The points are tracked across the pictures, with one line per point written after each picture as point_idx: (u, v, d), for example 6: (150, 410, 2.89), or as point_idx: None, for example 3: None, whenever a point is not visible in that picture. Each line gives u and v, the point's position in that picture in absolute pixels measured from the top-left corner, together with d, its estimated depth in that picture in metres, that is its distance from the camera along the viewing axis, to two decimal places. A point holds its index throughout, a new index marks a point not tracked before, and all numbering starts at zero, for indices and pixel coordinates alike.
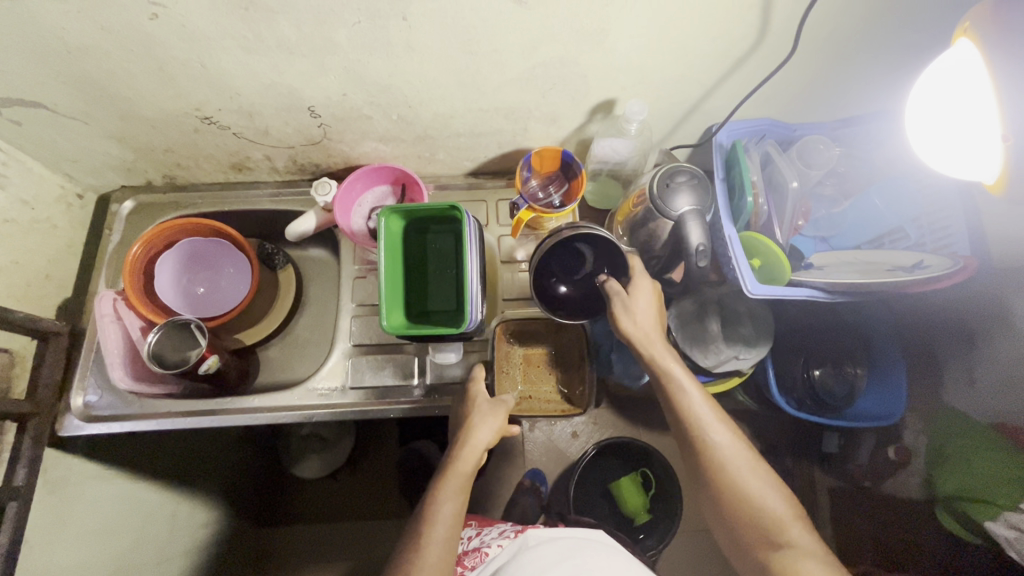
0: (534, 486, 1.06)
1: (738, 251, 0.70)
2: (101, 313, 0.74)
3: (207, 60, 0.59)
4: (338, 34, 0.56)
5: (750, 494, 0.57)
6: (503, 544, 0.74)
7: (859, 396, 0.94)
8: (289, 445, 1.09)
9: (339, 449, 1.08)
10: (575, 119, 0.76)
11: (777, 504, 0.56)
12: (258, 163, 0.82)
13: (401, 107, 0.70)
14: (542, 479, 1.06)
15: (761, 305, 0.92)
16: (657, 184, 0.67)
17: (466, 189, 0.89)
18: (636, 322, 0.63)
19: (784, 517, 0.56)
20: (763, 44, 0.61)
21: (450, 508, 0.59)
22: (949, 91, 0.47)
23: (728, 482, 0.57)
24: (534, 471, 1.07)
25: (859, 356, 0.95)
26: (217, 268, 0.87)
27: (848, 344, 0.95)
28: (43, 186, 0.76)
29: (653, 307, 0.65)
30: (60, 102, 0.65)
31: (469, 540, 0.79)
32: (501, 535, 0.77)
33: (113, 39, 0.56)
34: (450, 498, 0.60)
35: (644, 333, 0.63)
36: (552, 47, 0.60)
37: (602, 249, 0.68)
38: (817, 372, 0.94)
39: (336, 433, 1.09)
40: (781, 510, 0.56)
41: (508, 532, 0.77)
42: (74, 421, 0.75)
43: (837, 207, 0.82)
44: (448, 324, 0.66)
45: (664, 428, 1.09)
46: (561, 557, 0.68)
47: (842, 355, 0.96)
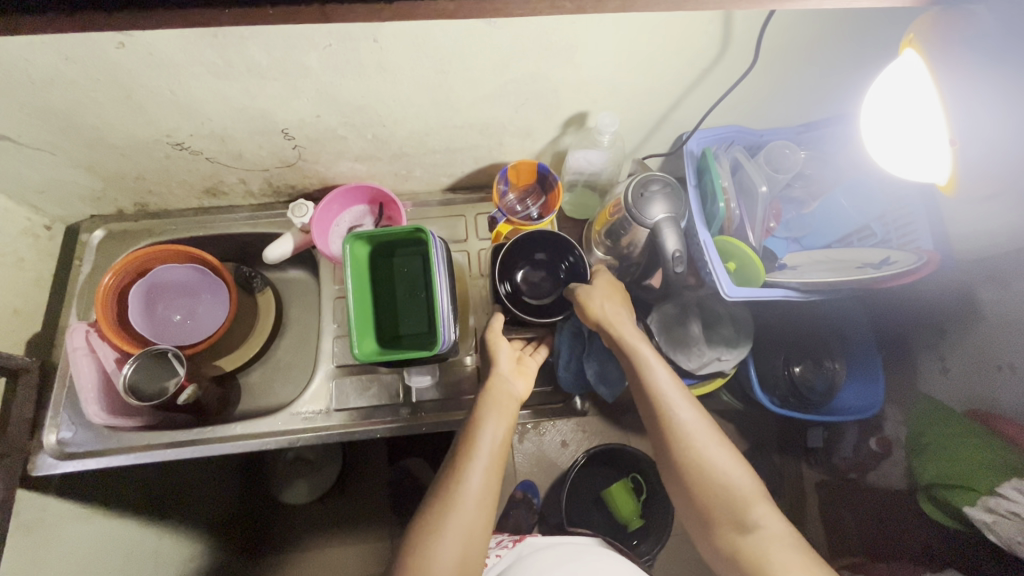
0: (526, 498, 1.05)
1: (713, 254, 0.72)
2: (73, 347, 0.73)
3: (177, 87, 0.59)
4: (309, 58, 0.56)
5: (714, 470, 0.58)
6: (501, 553, 0.75)
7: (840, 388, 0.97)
8: (275, 472, 1.07)
9: (327, 474, 1.07)
10: (549, 133, 0.77)
11: (743, 480, 0.58)
12: (232, 187, 0.81)
13: (376, 127, 0.70)
14: (535, 491, 1.06)
15: (742, 307, 0.93)
16: (631, 194, 0.68)
17: (442, 205, 0.88)
18: (603, 305, 0.68)
19: (750, 494, 0.57)
20: (725, 55, 0.63)
21: (494, 436, 0.62)
22: (903, 97, 0.49)
23: (690, 457, 0.59)
24: (526, 484, 1.06)
25: (837, 351, 0.98)
26: (195, 294, 0.85)
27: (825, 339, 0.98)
28: (9, 219, 0.74)
29: (612, 301, 0.69)
30: (25, 134, 0.64)
31: None
32: (499, 546, 0.77)
33: (78, 69, 0.55)
34: (496, 424, 0.63)
35: (613, 316, 0.68)
36: (522, 63, 0.61)
37: (552, 249, 0.77)
38: (797, 368, 0.97)
39: (324, 458, 1.07)
40: (744, 482, 0.58)
41: (505, 541, 0.78)
42: (47, 460, 0.73)
43: (807, 208, 0.84)
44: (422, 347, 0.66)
45: None
46: (562, 560, 0.69)
47: (820, 350, 0.98)
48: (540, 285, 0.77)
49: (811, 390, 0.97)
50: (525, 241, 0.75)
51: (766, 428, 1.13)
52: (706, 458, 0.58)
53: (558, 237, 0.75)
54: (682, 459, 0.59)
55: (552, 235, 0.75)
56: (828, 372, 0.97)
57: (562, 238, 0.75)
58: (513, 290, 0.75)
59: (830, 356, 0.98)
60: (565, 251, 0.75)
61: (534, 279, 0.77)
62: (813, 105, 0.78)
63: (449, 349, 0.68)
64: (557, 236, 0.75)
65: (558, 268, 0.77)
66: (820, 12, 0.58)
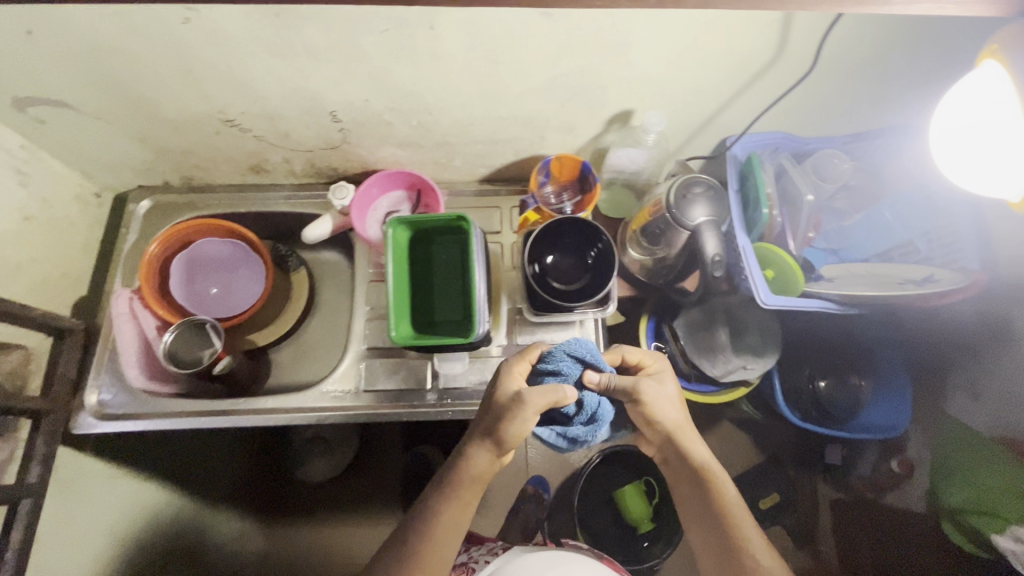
0: (537, 493, 1.08)
1: (753, 262, 0.71)
2: (117, 312, 0.75)
3: (235, 65, 0.60)
4: (365, 41, 0.57)
5: None
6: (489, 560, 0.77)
7: (866, 407, 0.98)
8: (290, 450, 1.12)
9: (341, 454, 1.12)
10: (591, 129, 0.76)
11: None
12: (275, 166, 0.82)
13: (422, 114, 0.71)
14: (545, 487, 1.08)
15: (771, 318, 1.00)
16: (674, 195, 0.67)
17: (477, 195, 0.88)
18: (666, 411, 0.66)
19: None
20: (780, 58, 0.62)
21: (460, 510, 0.62)
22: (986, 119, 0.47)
23: None
24: (538, 478, 1.09)
25: (864, 368, 0.99)
26: (231, 269, 0.87)
27: (849, 355, 1.00)
28: (61, 184, 0.77)
29: (676, 403, 0.67)
30: (85, 102, 0.66)
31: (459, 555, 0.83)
32: (489, 552, 0.80)
33: (144, 42, 0.56)
34: (461, 505, 0.62)
35: (683, 432, 0.67)
36: (573, 57, 0.61)
37: (582, 235, 0.73)
38: (822, 384, 0.99)
39: (339, 437, 1.13)
40: None
41: (496, 549, 0.80)
42: (87, 419, 0.74)
43: (848, 219, 0.82)
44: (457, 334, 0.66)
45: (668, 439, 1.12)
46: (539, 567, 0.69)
47: (847, 366, 1.00)
48: (566, 272, 0.73)
49: (834, 405, 0.98)
50: (557, 227, 0.72)
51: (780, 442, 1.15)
52: None
53: (588, 223, 0.71)
54: None
55: (583, 223, 0.70)
56: (853, 389, 0.99)
57: (590, 223, 0.71)
58: (541, 272, 0.72)
59: (856, 372, 0.99)
60: (593, 238, 0.71)
61: (566, 265, 0.73)
62: (866, 115, 0.76)
63: (482, 339, 0.68)
64: (582, 222, 0.71)
65: (587, 256, 0.73)
66: (881, 18, 0.57)
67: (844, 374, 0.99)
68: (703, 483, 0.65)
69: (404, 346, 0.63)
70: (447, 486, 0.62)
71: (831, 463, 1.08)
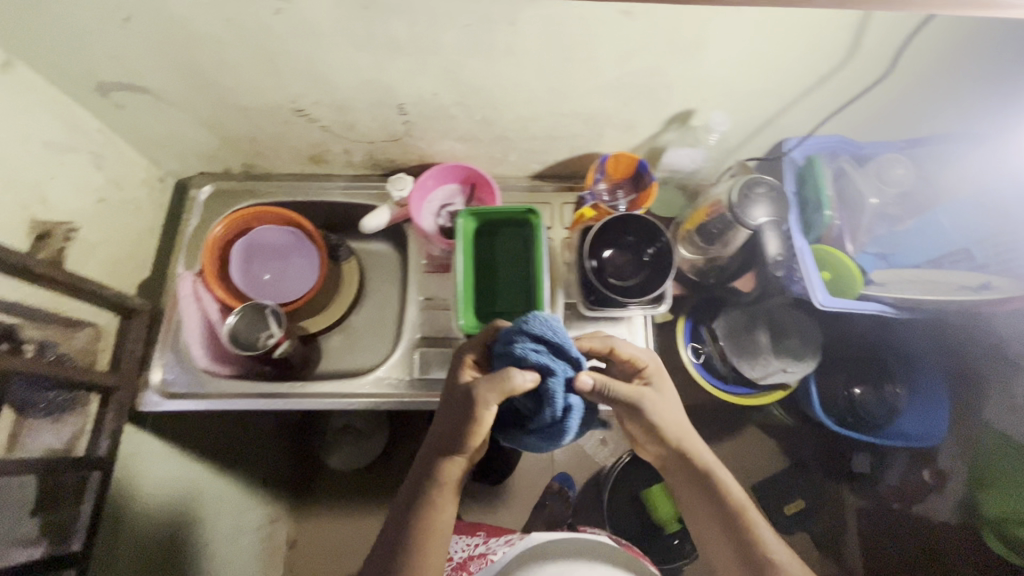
0: (563, 489, 1.11)
1: (810, 264, 0.71)
2: (182, 294, 0.81)
3: (316, 55, 0.62)
4: (445, 35, 0.59)
5: None
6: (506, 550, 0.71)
7: (900, 415, 0.98)
8: (324, 434, 1.16)
9: (372, 443, 1.14)
10: (650, 128, 0.77)
11: None
12: (335, 156, 0.84)
13: (487, 108, 0.72)
14: (570, 483, 1.12)
15: (809, 321, 1.01)
16: (736, 195, 0.68)
17: (529, 190, 0.90)
18: (670, 417, 0.63)
19: None
20: (850, 62, 0.63)
21: (432, 518, 0.57)
22: None
23: None
24: (564, 475, 1.13)
25: (899, 374, 0.99)
26: (286, 257, 0.89)
27: (887, 362, 1.00)
28: (131, 168, 0.79)
29: (679, 409, 0.64)
30: (164, 89, 0.68)
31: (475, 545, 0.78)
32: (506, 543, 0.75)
33: (233, 32, 0.58)
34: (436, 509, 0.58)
35: (688, 440, 0.64)
36: (645, 56, 0.62)
37: (639, 232, 0.73)
38: (858, 391, 1.00)
39: (369, 428, 1.14)
40: None
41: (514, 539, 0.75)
42: (152, 397, 0.77)
43: (899, 225, 0.80)
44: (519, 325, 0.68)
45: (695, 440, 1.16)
46: None
47: (882, 373, 1.00)
48: (621, 268, 0.74)
49: (870, 414, 0.99)
50: (616, 223, 0.73)
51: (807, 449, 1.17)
52: None
53: (646, 220, 0.72)
54: None
55: (642, 221, 0.71)
56: (890, 397, 0.99)
57: (650, 221, 0.72)
58: (599, 267, 0.73)
59: (891, 380, 0.99)
60: (653, 236, 0.72)
61: (621, 261, 0.75)
62: (926, 121, 0.76)
63: None
64: (640, 219, 0.72)
65: (643, 253, 0.74)
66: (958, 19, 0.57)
67: (880, 380, 1.00)
68: (710, 486, 0.63)
69: (469, 335, 0.65)
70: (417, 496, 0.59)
71: (858, 471, 1.12)
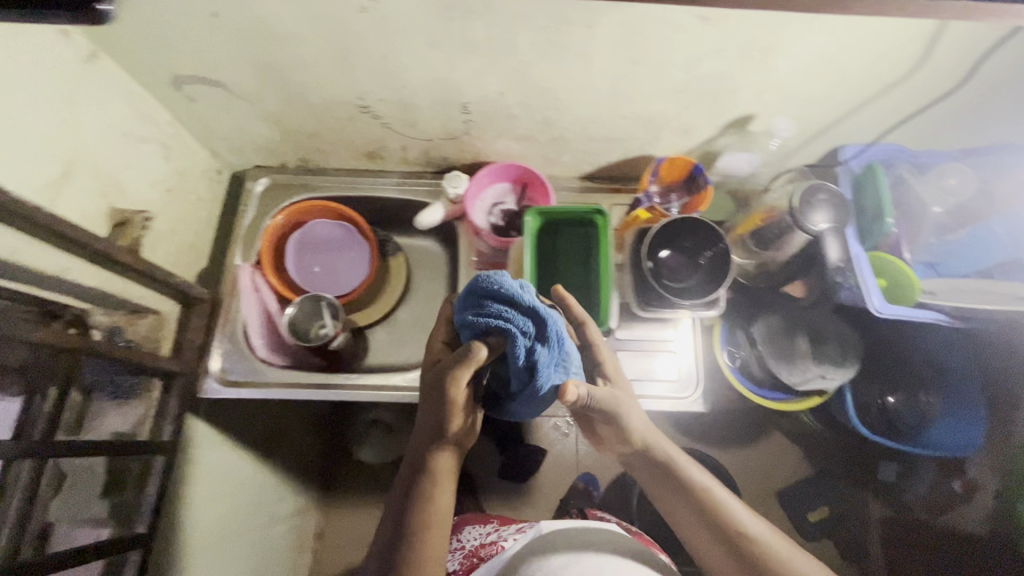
0: (586, 489, 1.18)
1: (865, 271, 0.70)
2: (242, 286, 0.83)
3: (391, 53, 0.63)
4: (522, 36, 0.60)
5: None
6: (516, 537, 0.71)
7: (932, 424, 0.98)
8: (354, 427, 1.20)
9: (400, 439, 1.18)
10: (707, 132, 0.78)
11: None
12: (391, 152, 0.85)
13: (549, 108, 0.73)
14: (595, 483, 1.19)
15: (851, 330, 1.01)
16: (799, 200, 0.69)
17: (578, 191, 0.91)
18: (637, 414, 0.63)
19: None
20: (919, 70, 0.63)
21: (428, 509, 0.56)
22: None
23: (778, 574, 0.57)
24: (588, 475, 1.19)
25: (931, 384, 1.00)
26: (335, 250, 0.89)
27: (922, 371, 1.01)
28: (193, 159, 0.81)
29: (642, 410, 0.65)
30: (237, 83, 0.69)
31: (489, 534, 0.78)
32: (517, 531, 0.74)
33: (314, 28, 0.59)
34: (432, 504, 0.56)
35: (649, 437, 0.63)
36: (715, 61, 0.63)
37: (698, 235, 0.74)
38: (891, 399, 1.01)
39: (399, 424, 1.18)
40: None
41: (525, 527, 0.75)
42: (212, 384, 0.78)
43: (950, 234, 0.77)
44: None
45: (719, 443, 1.21)
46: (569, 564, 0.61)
47: (914, 382, 1.01)
48: (678, 270, 0.75)
49: (901, 420, 1.00)
50: (674, 227, 0.73)
51: (828, 454, 1.20)
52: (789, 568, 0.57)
53: (704, 225, 0.72)
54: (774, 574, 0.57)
55: (700, 225, 0.71)
56: (921, 406, 1.00)
57: (708, 226, 0.72)
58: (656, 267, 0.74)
59: (925, 389, 1.00)
60: (712, 242, 0.72)
61: (679, 263, 0.75)
62: (982, 131, 0.76)
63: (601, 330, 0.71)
64: (697, 223, 0.72)
65: (700, 257, 0.74)
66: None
67: (913, 390, 1.00)
68: (688, 491, 0.62)
69: None
70: (407, 493, 0.57)
71: (886, 479, 1.15)
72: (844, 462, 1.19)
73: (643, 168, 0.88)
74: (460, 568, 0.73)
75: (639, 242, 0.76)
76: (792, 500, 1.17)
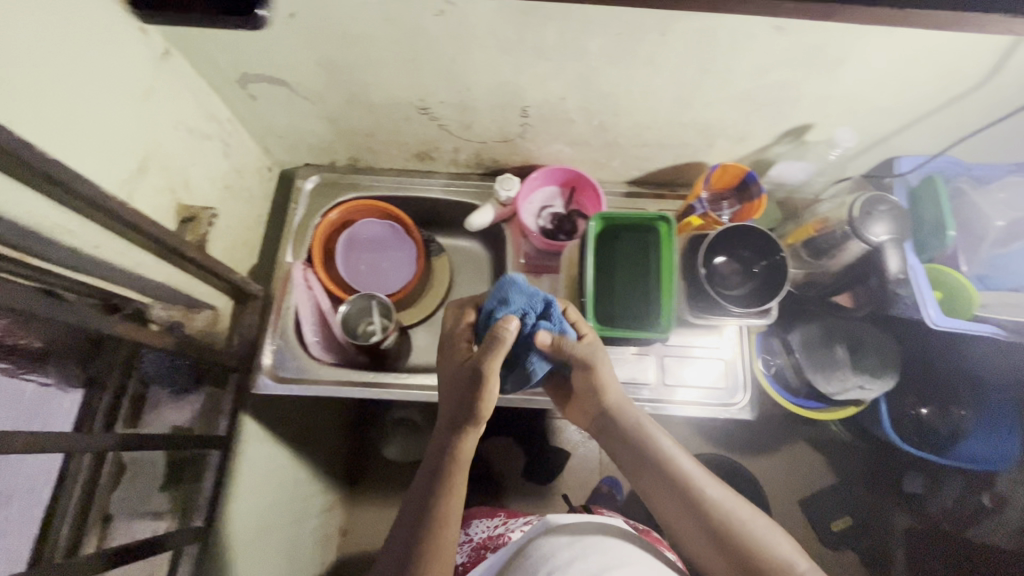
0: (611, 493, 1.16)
1: (922, 283, 0.68)
2: (296, 283, 0.83)
3: (459, 56, 0.63)
4: (593, 43, 0.60)
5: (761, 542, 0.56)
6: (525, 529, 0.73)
7: (964, 438, 0.99)
8: (379, 423, 1.19)
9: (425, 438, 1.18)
10: (762, 140, 0.78)
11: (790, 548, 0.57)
12: (443, 153, 0.86)
13: (608, 114, 0.73)
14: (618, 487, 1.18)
15: (889, 341, 0.97)
16: (858, 210, 0.69)
17: (625, 196, 0.91)
18: (607, 372, 0.64)
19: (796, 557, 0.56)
20: (987, 84, 0.63)
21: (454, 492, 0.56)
22: None
23: (732, 532, 0.57)
24: (613, 479, 1.19)
25: (965, 398, 0.99)
26: (383, 250, 0.90)
27: (958, 387, 0.99)
28: (248, 155, 0.81)
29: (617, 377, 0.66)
30: (301, 83, 0.70)
31: (496, 526, 0.79)
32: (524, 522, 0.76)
33: (388, 30, 0.60)
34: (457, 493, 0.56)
35: (615, 397, 0.64)
36: (782, 71, 0.63)
37: (754, 244, 0.74)
38: (924, 411, 1.01)
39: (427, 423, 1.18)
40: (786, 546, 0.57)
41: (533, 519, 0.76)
42: (265, 380, 0.79)
43: (1004, 248, 0.75)
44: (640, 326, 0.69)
45: (746, 451, 1.22)
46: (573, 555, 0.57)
47: (948, 396, 1.00)
48: (731, 278, 0.75)
49: (934, 431, 1.00)
50: (729, 235, 0.73)
51: (854, 465, 1.20)
52: (741, 526, 0.57)
53: (762, 234, 0.72)
54: (726, 532, 0.57)
55: (756, 233, 0.72)
56: (954, 419, 1.00)
57: (767, 235, 0.72)
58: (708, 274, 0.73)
59: (958, 403, 1.00)
60: (769, 252, 0.72)
61: (732, 271, 0.75)
62: None
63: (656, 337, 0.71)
64: (753, 231, 0.72)
65: (754, 266, 0.74)
66: None
67: (948, 403, 1.00)
68: (649, 453, 0.63)
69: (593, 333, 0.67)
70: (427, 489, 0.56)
71: (910, 491, 1.15)
72: (870, 473, 1.19)
73: (691, 174, 0.89)
74: (469, 559, 0.75)
75: (692, 247, 0.75)
76: (816, 508, 1.18)
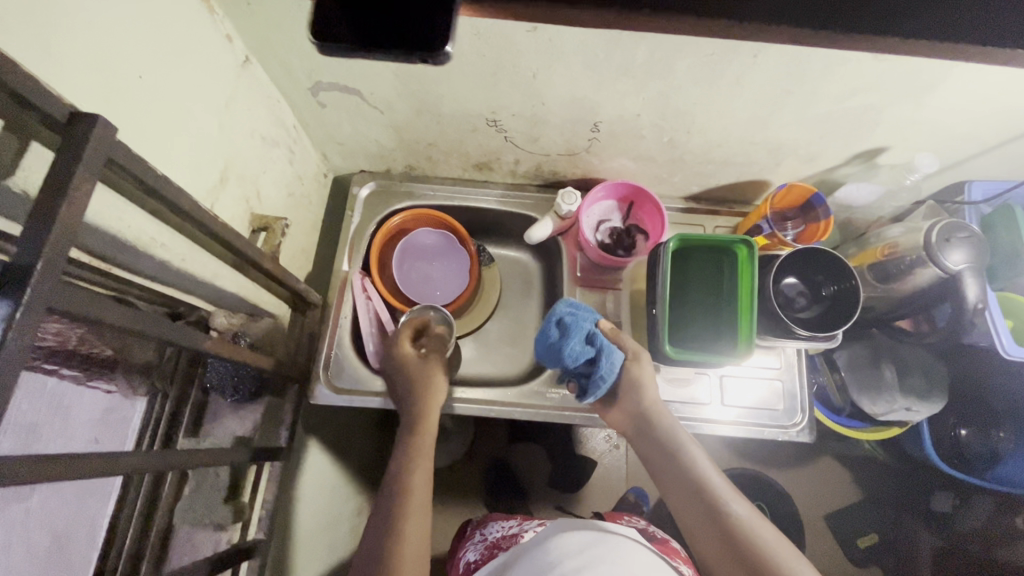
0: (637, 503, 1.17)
1: (993, 311, 0.70)
2: (355, 291, 0.82)
3: (541, 72, 0.62)
4: (682, 62, 0.59)
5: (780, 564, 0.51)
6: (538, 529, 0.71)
7: (1000, 461, 0.96)
8: None
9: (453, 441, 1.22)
10: (832, 161, 0.77)
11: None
12: (503, 164, 0.85)
13: (680, 131, 0.72)
14: (645, 497, 1.17)
15: (934, 361, 0.94)
16: (938, 237, 0.68)
17: (682, 211, 0.90)
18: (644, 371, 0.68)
19: None
20: None
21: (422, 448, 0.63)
22: None
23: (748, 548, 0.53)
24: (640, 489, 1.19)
25: (1006, 421, 0.96)
26: (433, 260, 0.88)
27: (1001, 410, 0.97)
28: (309, 162, 0.81)
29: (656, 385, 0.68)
30: (373, 93, 0.69)
31: (510, 526, 0.77)
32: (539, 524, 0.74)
33: (474, 43, 0.58)
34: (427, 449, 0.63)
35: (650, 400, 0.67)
36: (868, 95, 0.62)
37: (824, 268, 0.73)
38: (964, 432, 0.99)
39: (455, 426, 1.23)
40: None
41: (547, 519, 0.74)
42: (322, 390, 0.76)
43: None
44: (715, 350, 0.69)
45: (780, 465, 1.21)
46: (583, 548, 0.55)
47: (989, 417, 0.98)
48: (796, 302, 0.74)
49: (971, 452, 0.99)
50: (800, 258, 0.73)
51: (886, 483, 1.19)
52: (762, 544, 0.53)
53: (835, 258, 0.71)
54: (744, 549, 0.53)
55: (827, 257, 0.71)
56: (992, 441, 0.97)
57: (841, 261, 0.70)
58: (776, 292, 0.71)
59: (998, 425, 0.97)
60: (842, 277, 0.71)
61: (799, 296, 0.74)
62: None
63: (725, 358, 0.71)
64: (817, 253, 0.71)
65: (822, 291, 0.74)
66: None
67: (987, 424, 0.98)
68: (678, 459, 0.62)
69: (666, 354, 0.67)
70: (399, 477, 0.60)
71: (939, 509, 1.10)
72: (902, 492, 1.18)
73: (751, 191, 0.88)
74: (480, 558, 0.73)
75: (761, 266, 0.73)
76: (846, 523, 1.17)
